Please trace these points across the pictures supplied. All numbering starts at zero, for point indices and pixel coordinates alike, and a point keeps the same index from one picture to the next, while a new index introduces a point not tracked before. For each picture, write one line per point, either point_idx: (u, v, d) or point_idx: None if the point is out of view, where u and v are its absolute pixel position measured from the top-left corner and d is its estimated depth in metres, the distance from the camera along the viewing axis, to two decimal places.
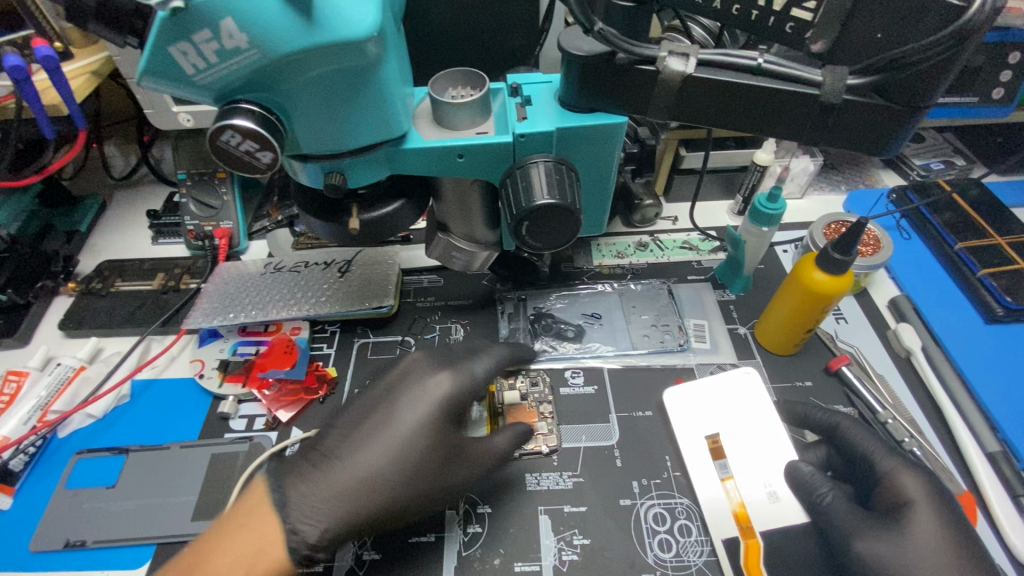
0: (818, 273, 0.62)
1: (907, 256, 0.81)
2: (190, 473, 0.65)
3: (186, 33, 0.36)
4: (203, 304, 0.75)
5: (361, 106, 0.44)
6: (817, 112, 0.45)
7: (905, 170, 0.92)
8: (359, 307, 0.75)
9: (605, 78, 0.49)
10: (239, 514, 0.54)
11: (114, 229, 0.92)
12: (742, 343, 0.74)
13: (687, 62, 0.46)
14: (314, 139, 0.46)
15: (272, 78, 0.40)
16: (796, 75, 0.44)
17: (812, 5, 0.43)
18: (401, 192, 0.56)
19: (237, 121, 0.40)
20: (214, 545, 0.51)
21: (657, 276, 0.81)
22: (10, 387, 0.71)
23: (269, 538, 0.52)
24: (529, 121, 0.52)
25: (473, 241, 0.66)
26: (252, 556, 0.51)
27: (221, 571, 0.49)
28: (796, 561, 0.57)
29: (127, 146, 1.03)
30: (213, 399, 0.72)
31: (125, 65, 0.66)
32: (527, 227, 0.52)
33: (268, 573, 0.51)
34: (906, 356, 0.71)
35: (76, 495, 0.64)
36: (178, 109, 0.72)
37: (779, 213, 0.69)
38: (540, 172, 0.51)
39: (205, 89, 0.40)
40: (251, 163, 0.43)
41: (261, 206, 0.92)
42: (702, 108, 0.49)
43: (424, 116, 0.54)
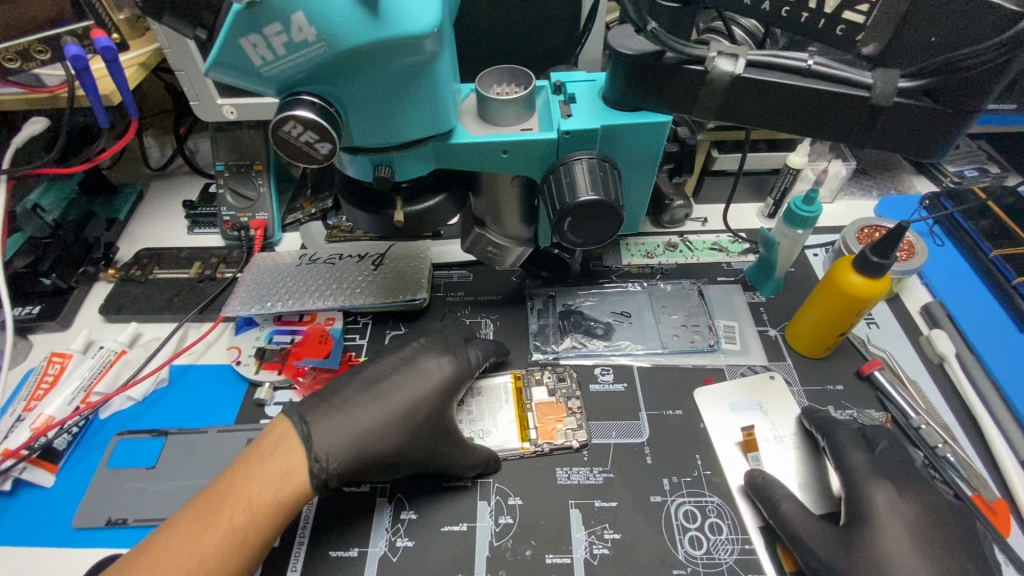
0: (855, 275, 0.62)
1: (940, 262, 0.80)
2: (228, 457, 0.67)
3: (258, 26, 0.37)
4: (240, 292, 0.77)
5: (416, 101, 0.45)
6: (865, 114, 0.46)
7: (938, 177, 0.92)
8: (392, 299, 0.76)
9: (652, 78, 0.49)
10: (265, 444, 0.55)
11: (152, 218, 0.94)
12: (772, 345, 0.74)
13: (736, 63, 0.47)
14: (367, 132, 0.47)
15: (335, 72, 0.41)
16: (846, 78, 0.45)
17: (865, 8, 0.43)
18: (444, 187, 0.57)
19: (299, 112, 0.41)
20: (242, 473, 0.52)
21: (686, 277, 0.81)
22: (54, 369, 0.73)
23: (297, 463, 0.53)
24: (574, 118, 0.53)
25: (509, 237, 0.67)
26: (281, 478, 0.52)
27: (253, 492, 0.51)
28: None
29: (163, 138, 1.05)
30: (249, 385, 0.73)
31: (175, 58, 0.68)
32: (569, 223, 0.52)
33: (294, 495, 0.52)
34: (939, 363, 0.71)
35: (117, 475, 0.66)
36: (223, 102, 0.74)
37: (815, 216, 0.69)
38: (584, 168, 0.52)
39: (269, 81, 0.41)
40: (309, 153, 0.44)
41: (294, 199, 0.94)
42: (748, 109, 0.49)
43: (469, 112, 0.55)
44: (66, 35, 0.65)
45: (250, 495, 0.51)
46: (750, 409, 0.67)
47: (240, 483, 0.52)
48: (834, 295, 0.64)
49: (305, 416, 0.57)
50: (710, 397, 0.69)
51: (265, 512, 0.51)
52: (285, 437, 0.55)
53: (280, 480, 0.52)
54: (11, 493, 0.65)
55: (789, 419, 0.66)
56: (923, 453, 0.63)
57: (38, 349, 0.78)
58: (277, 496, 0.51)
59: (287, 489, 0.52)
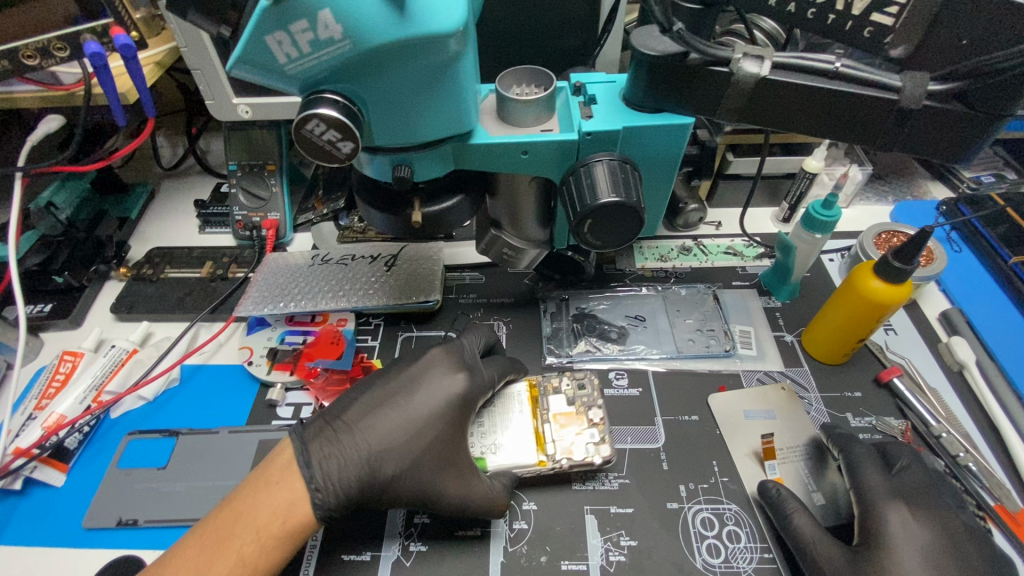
0: (876, 281, 0.61)
1: (957, 269, 0.79)
2: (239, 458, 0.66)
3: (284, 23, 0.37)
4: (252, 293, 0.76)
5: (438, 101, 0.45)
6: (893, 118, 0.45)
7: (954, 183, 0.91)
8: (405, 301, 0.75)
9: (676, 79, 0.49)
10: (272, 471, 0.55)
11: (163, 217, 0.94)
12: (788, 351, 0.73)
13: (762, 65, 0.46)
14: (388, 132, 0.47)
15: (359, 70, 0.40)
16: (875, 80, 0.44)
17: (895, 10, 0.42)
18: (461, 187, 0.57)
19: (322, 110, 0.41)
20: (248, 501, 0.52)
21: (701, 281, 0.81)
22: (65, 367, 0.72)
23: (301, 494, 0.53)
24: (595, 119, 0.53)
25: (524, 239, 0.66)
26: (285, 510, 0.52)
27: (258, 523, 0.51)
28: None
29: (175, 137, 1.05)
30: (260, 386, 0.73)
31: (191, 57, 0.67)
32: (589, 225, 0.52)
33: (299, 527, 0.52)
34: (959, 370, 0.70)
35: (128, 475, 0.66)
36: (238, 101, 0.73)
37: (835, 221, 0.69)
38: (605, 170, 0.51)
39: (293, 79, 0.41)
40: (331, 152, 0.44)
41: (306, 200, 0.93)
42: (772, 111, 0.49)
43: (489, 112, 0.55)
44: (86, 32, 0.64)
45: (256, 524, 0.51)
46: (767, 415, 0.66)
47: (243, 516, 0.51)
48: (854, 302, 0.63)
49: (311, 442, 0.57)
50: (727, 403, 0.68)
51: (271, 543, 0.51)
52: (290, 465, 0.55)
53: (285, 515, 0.52)
54: (21, 492, 0.65)
55: (807, 425, 0.65)
56: (944, 461, 0.62)
57: (49, 347, 0.78)
58: (285, 529, 0.52)
59: (292, 521, 0.52)
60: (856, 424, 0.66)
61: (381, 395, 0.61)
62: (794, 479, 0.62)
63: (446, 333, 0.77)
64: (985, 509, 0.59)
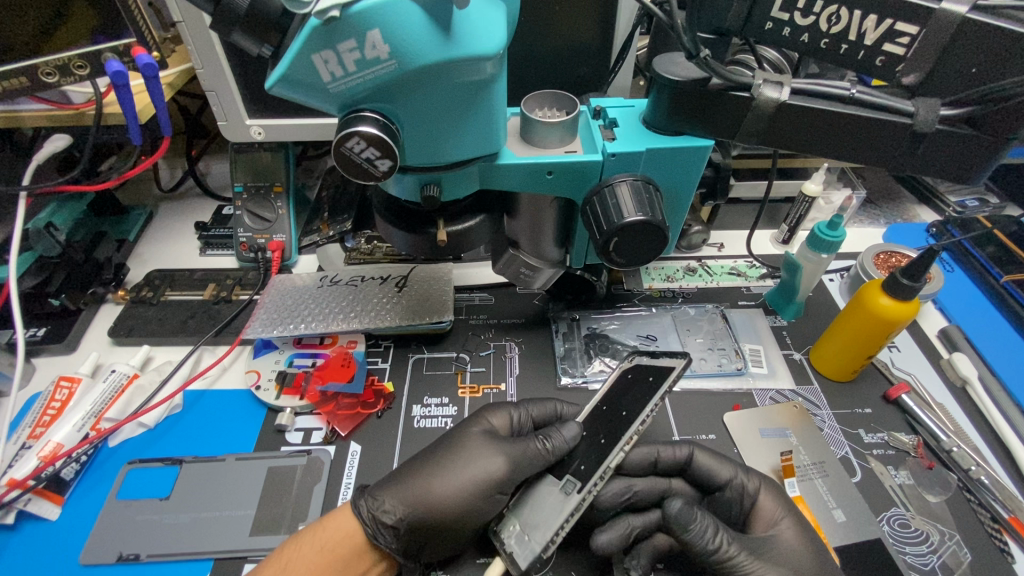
0: (884, 298, 0.63)
1: (952, 288, 0.82)
2: (248, 486, 0.63)
3: (332, 42, 0.37)
4: (260, 314, 0.75)
5: (472, 121, 0.46)
6: (907, 140, 0.48)
7: (940, 207, 0.95)
8: (418, 321, 0.75)
9: (698, 104, 0.51)
10: (319, 523, 0.57)
11: (163, 239, 0.92)
12: (798, 368, 0.74)
13: (781, 90, 0.49)
14: (420, 152, 0.47)
15: (400, 91, 0.41)
16: (889, 107, 0.47)
17: (906, 41, 0.45)
18: (482, 207, 0.57)
19: (362, 128, 0.41)
20: (293, 544, 0.56)
21: (707, 301, 0.82)
22: (61, 394, 0.69)
23: (346, 533, 0.56)
24: (618, 141, 0.54)
25: (541, 259, 0.67)
26: (330, 547, 0.55)
27: (306, 565, 0.54)
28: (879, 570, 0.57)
29: (174, 159, 1.05)
30: (269, 410, 0.71)
31: (206, 78, 0.66)
32: (615, 244, 0.53)
33: (345, 555, 0.56)
34: (963, 386, 0.72)
35: (128, 507, 0.62)
36: (251, 122, 0.72)
37: (839, 240, 0.71)
38: (629, 190, 0.52)
39: (334, 98, 0.41)
40: (369, 170, 0.44)
41: (310, 222, 0.92)
42: (790, 133, 0.51)
43: (512, 134, 0.56)
44: (107, 52, 0.63)
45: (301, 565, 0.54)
46: (781, 433, 0.67)
47: (290, 550, 0.55)
48: (863, 319, 0.65)
49: (377, 489, 0.58)
50: (741, 422, 0.68)
51: None
52: (350, 534, 0.57)
53: (330, 552, 0.55)
54: (11, 527, 0.61)
55: (821, 442, 0.66)
56: (957, 475, 0.63)
57: (43, 372, 0.74)
58: (336, 562, 0.55)
59: (336, 553, 0.55)
60: (870, 440, 0.67)
61: (447, 440, 0.61)
62: (815, 497, 0.62)
63: (458, 354, 0.76)
64: (1001, 521, 0.60)
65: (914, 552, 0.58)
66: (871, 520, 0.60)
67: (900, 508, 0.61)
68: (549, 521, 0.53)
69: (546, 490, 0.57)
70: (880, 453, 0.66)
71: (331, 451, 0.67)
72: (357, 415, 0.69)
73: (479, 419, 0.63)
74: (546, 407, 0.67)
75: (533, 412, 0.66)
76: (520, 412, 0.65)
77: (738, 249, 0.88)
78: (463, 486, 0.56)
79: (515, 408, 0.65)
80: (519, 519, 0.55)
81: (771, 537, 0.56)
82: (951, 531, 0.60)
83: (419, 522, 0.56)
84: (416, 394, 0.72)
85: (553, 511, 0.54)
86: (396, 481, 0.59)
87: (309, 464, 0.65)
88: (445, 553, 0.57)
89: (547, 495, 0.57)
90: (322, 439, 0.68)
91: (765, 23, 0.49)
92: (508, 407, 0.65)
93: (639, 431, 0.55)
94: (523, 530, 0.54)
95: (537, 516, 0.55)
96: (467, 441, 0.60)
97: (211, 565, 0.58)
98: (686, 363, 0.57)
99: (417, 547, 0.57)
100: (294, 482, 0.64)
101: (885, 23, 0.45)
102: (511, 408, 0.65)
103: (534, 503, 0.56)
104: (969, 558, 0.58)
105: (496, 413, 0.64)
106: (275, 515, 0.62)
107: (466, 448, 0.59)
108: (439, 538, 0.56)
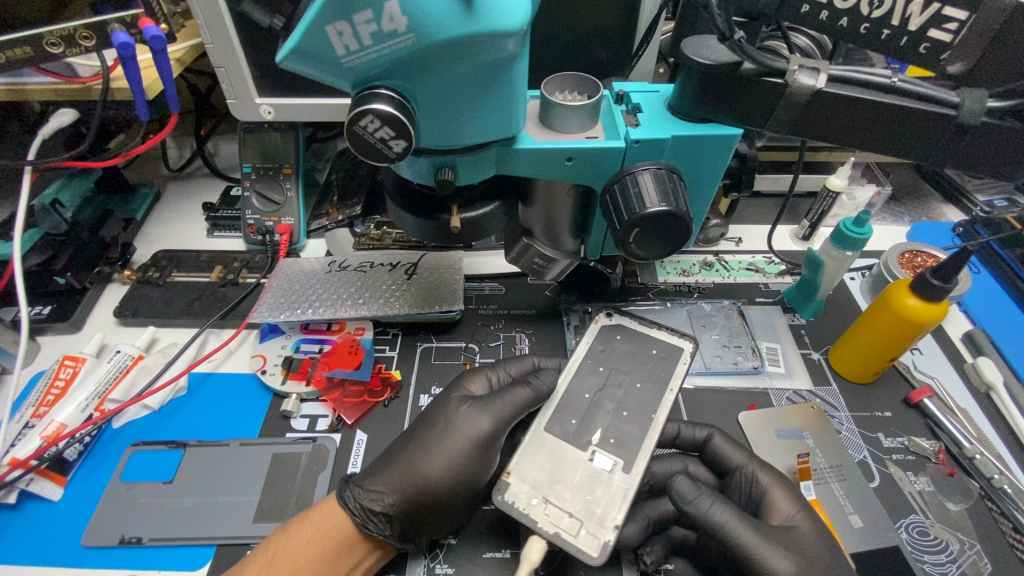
0: (911, 298, 0.61)
1: (978, 291, 0.80)
2: (251, 472, 0.63)
3: (348, 13, 0.36)
4: (267, 298, 0.73)
5: (491, 103, 0.44)
6: (950, 133, 0.46)
7: (967, 206, 0.92)
8: (428, 310, 0.73)
9: (727, 90, 0.49)
10: (306, 517, 0.56)
11: (170, 219, 0.91)
12: (816, 368, 0.72)
13: (818, 77, 0.47)
14: (435, 134, 0.45)
15: (417, 66, 0.39)
16: (932, 97, 0.45)
17: (954, 27, 0.43)
18: (497, 194, 0.55)
19: (377, 105, 0.39)
20: (283, 542, 0.54)
21: (724, 296, 0.79)
22: (65, 373, 0.68)
23: (335, 526, 0.55)
24: (642, 127, 0.51)
25: (556, 248, 0.65)
26: (318, 543, 0.54)
27: (298, 562, 0.53)
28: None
29: (182, 138, 1.03)
30: (274, 396, 0.70)
31: (216, 54, 0.64)
32: (635, 235, 0.50)
33: (336, 550, 0.54)
34: (986, 392, 0.69)
35: (131, 489, 0.61)
36: (261, 101, 0.69)
37: (867, 238, 0.69)
38: (651, 179, 0.50)
39: (348, 73, 0.40)
40: (382, 151, 0.43)
41: (319, 205, 0.91)
42: (823, 123, 0.49)
43: (531, 118, 0.54)
44: (114, 22, 0.61)
45: (293, 564, 0.52)
46: (798, 434, 0.65)
47: (279, 545, 0.54)
48: (888, 320, 0.63)
49: (362, 480, 0.58)
50: (757, 422, 0.66)
51: None
52: (339, 527, 0.55)
53: (318, 545, 0.54)
54: (14, 506, 0.60)
55: (839, 445, 0.64)
56: (979, 483, 0.62)
57: (48, 351, 0.74)
58: (322, 558, 0.53)
59: (324, 546, 0.54)
60: (889, 445, 0.65)
61: (428, 413, 0.62)
62: (831, 501, 0.60)
63: (467, 344, 0.74)
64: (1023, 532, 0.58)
65: (932, 561, 0.56)
66: (889, 526, 0.58)
67: (919, 515, 0.60)
68: (592, 499, 0.50)
69: (562, 453, 0.54)
70: (899, 459, 0.64)
71: (336, 439, 0.65)
72: (364, 402, 0.68)
73: (455, 388, 0.64)
74: (523, 362, 0.67)
75: (512, 369, 0.67)
76: (497, 371, 0.66)
77: (757, 245, 0.86)
78: (443, 464, 0.57)
79: (493, 369, 0.66)
80: (539, 488, 0.51)
81: (792, 527, 0.53)
82: (971, 540, 0.58)
83: (408, 504, 0.56)
84: (423, 383, 0.71)
85: (587, 485, 0.51)
86: (385, 466, 0.58)
87: (314, 452, 0.64)
88: (446, 529, 0.57)
89: (565, 461, 0.53)
90: (327, 426, 0.67)
91: (802, 5, 0.47)
92: (484, 368, 0.66)
93: (668, 412, 0.56)
94: (556, 504, 0.50)
95: (565, 488, 0.51)
96: (450, 415, 0.60)
97: (214, 551, 0.58)
98: (695, 348, 0.61)
99: (415, 528, 0.56)
100: (299, 469, 0.63)
101: (932, 7, 0.43)
102: (488, 370, 0.66)
103: (552, 473, 0.52)
104: (989, 568, 0.56)
105: (475, 378, 0.66)
106: (279, 502, 0.61)
107: (450, 423, 0.59)
108: (432, 519, 0.56)
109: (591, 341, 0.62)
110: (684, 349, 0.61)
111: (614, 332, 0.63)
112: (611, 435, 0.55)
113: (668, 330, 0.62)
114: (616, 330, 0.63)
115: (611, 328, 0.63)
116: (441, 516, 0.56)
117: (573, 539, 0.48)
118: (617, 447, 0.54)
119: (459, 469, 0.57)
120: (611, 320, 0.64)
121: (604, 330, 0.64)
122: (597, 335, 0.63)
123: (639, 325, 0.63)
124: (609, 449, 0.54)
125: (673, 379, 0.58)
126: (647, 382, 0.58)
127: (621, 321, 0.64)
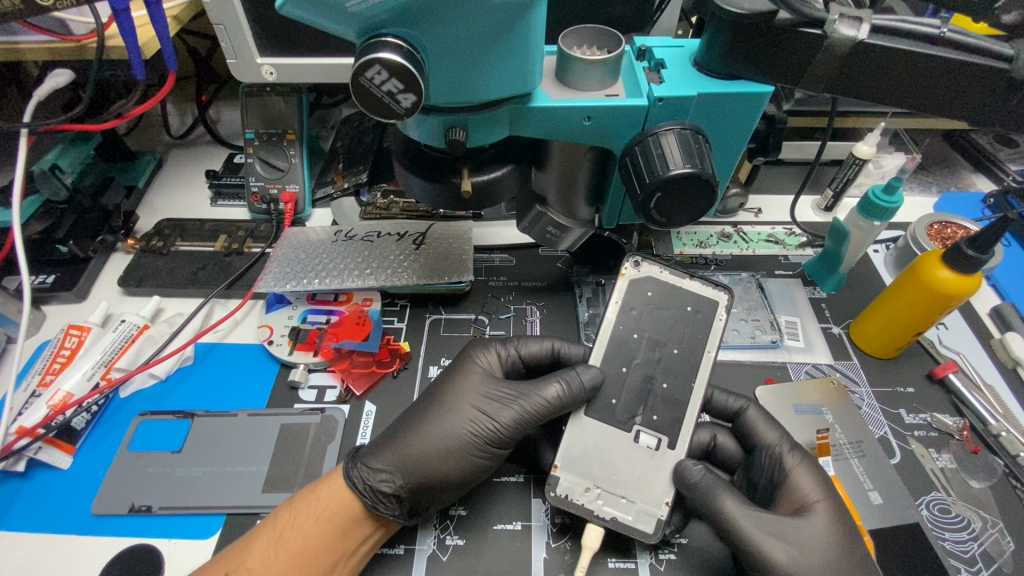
0: (943, 270, 0.58)
1: (1009, 264, 0.77)
2: (261, 442, 0.62)
3: None
4: (272, 268, 0.72)
5: (507, 53, 0.41)
6: (1002, 89, 0.43)
7: (1000, 175, 0.87)
8: (437, 281, 0.71)
9: (761, 41, 0.46)
10: (312, 490, 0.55)
11: (173, 188, 0.89)
12: (837, 343, 0.70)
13: (859, 28, 0.44)
14: (446, 90, 0.42)
15: (427, 11, 0.36)
16: (984, 49, 0.43)
17: None
18: (509, 157, 0.53)
19: (383, 54, 0.36)
20: (291, 515, 0.53)
21: (743, 269, 0.77)
22: (71, 342, 0.67)
23: (342, 501, 0.54)
24: (666, 84, 0.48)
25: (570, 217, 0.62)
26: (327, 519, 0.53)
27: (307, 535, 0.52)
28: (915, 558, 0.54)
29: (184, 105, 1.00)
30: (282, 366, 0.69)
31: (214, 10, 0.61)
32: (657, 200, 0.48)
33: (346, 526, 0.53)
34: (1014, 368, 0.67)
35: (139, 459, 0.61)
36: (262, 61, 0.66)
37: (897, 207, 0.66)
38: (674, 140, 0.47)
39: (352, 18, 0.37)
40: (390, 106, 0.40)
41: (324, 174, 0.88)
42: (863, 80, 0.47)
43: (547, 75, 0.50)
44: None
45: (301, 539, 0.52)
46: (817, 410, 0.63)
47: (287, 519, 0.53)
48: (917, 293, 0.60)
49: (364, 460, 0.56)
50: (773, 397, 0.65)
51: (294, 561, 0.51)
52: (348, 504, 0.54)
53: (328, 521, 0.53)
54: (24, 474, 0.60)
55: (859, 421, 0.63)
56: (1004, 461, 0.60)
57: (52, 320, 0.73)
58: (332, 533, 0.52)
59: (332, 521, 0.53)
60: (911, 421, 0.63)
61: (433, 391, 0.60)
62: (851, 477, 0.59)
63: (477, 317, 0.73)
64: None
65: (953, 538, 0.55)
66: (910, 504, 0.57)
67: (941, 493, 0.58)
68: (641, 478, 0.52)
69: (600, 434, 0.54)
70: (922, 435, 0.62)
71: (345, 411, 0.64)
72: (373, 374, 0.67)
73: (466, 365, 0.62)
74: (542, 343, 0.64)
75: (525, 352, 0.64)
76: (507, 347, 0.64)
77: (778, 216, 0.83)
78: (455, 438, 0.56)
79: (503, 346, 0.64)
80: (591, 478, 0.52)
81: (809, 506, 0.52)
82: (994, 518, 0.56)
83: (419, 480, 0.54)
84: (433, 355, 0.69)
85: (639, 469, 0.52)
86: (388, 445, 0.57)
87: (322, 423, 0.63)
88: (455, 493, 0.56)
89: (611, 445, 0.53)
90: (336, 398, 0.66)
91: None
92: (494, 344, 0.64)
93: (706, 378, 0.54)
94: (609, 492, 0.51)
95: (615, 473, 0.52)
96: (455, 388, 0.60)
97: (224, 520, 0.57)
98: (730, 303, 0.56)
99: (425, 500, 0.55)
100: (308, 441, 0.62)
101: None
102: (497, 346, 0.64)
103: (599, 459, 0.52)
104: (1012, 546, 0.55)
105: (483, 352, 0.63)
106: (288, 472, 0.60)
107: (461, 395, 0.59)
108: (442, 489, 0.55)
109: (621, 300, 0.58)
110: (719, 303, 0.57)
111: (645, 287, 0.58)
112: (652, 411, 0.54)
113: (700, 279, 0.58)
114: (646, 285, 0.58)
115: (639, 281, 0.58)
116: (452, 487, 0.55)
117: (631, 523, 0.50)
118: (662, 423, 0.53)
119: (470, 440, 0.56)
120: (640, 272, 0.58)
121: (633, 283, 0.58)
122: (627, 292, 0.58)
123: (670, 275, 0.58)
124: (653, 426, 0.53)
125: (710, 340, 0.55)
126: (685, 349, 0.56)
127: (650, 272, 0.59)
